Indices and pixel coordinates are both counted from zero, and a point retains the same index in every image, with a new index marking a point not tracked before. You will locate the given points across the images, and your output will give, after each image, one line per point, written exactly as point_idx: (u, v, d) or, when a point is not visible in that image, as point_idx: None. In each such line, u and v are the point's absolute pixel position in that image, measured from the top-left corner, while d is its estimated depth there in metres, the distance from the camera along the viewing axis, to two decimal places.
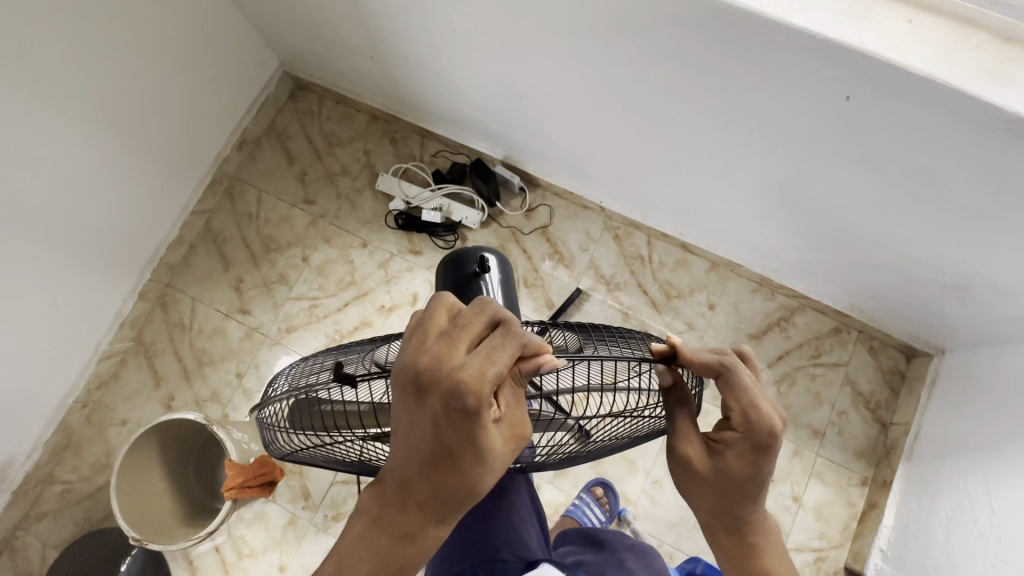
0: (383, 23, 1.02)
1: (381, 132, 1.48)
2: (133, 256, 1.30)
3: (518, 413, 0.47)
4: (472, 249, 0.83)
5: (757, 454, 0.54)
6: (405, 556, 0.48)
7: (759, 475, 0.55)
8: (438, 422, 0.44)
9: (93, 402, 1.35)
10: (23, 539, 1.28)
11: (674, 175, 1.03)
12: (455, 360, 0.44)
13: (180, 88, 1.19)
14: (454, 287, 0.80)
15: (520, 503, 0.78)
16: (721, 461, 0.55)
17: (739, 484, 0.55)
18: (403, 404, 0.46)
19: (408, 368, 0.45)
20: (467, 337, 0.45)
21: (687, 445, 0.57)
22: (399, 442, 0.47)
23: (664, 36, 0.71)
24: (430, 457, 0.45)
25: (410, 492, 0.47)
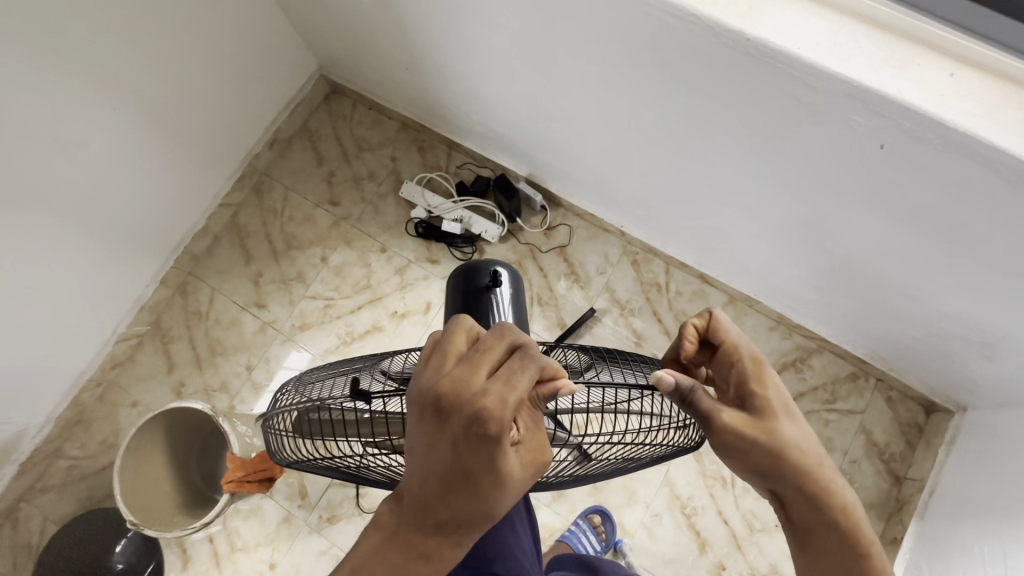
0: (421, 36, 1.04)
1: (410, 140, 1.50)
2: (159, 242, 1.33)
3: (537, 436, 0.47)
4: (483, 262, 0.84)
5: (770, 371, 0.54)
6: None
7: (783, 394, 0.54)
8: (459, 447, 0.43)
9: (106, 381, 1.37)
10: (26, 510, 1.30)
11: (698, 206, 1.03)
12: (475, 385, 0.43)
13: (220, 83, 1.23)
14: (464, 298, 0.80)
15: (517, 515, 0.75)
16: (755, 398, 0.53)
17: (777, 407, 0.53)
18: (421, 428, 0.45)
19: (428, 392, 0.44)
20: (487, 360, 0.45)
21: (720, 410, 0.52)
22: (414, 464, 0.46)
23: (697, 71, 0.71)
24: (448, 482, 0.44)
25: (426, 516, 0.46)
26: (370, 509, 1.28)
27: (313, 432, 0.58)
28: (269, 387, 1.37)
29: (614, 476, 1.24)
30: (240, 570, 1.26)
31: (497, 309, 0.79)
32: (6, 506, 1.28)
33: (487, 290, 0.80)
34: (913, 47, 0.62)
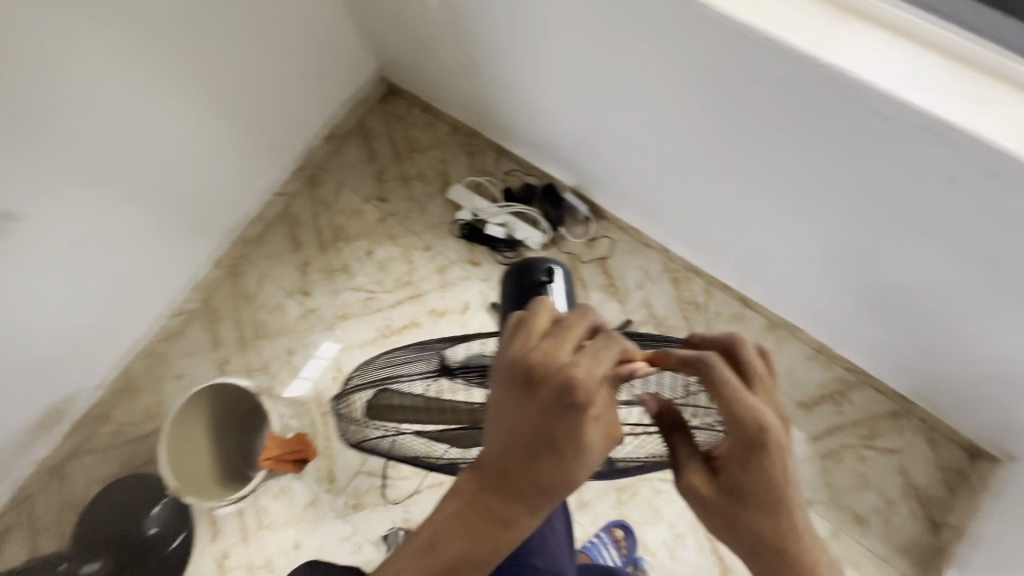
0: (484, 45, 1.07)
1: (460, 143, 1.53)
2: (217, 224, 1.39)
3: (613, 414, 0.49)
4: (539, 260, 0.85)
5: (757, 449, 0.48)
6: (500, 540, 0.48)
7: (767, 475, 0.48)
8: (546, 414, 0.45)
9: (156, 352, 1.42)
10: (71, 469, 1.37)
11: (748, 228, 1.02)
12: (562, 359, 0.46)
13: (287, 78, 1.29)
14: (519, 293, 0.82)
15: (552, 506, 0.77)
16: (728, 475, 0.50)
17: (750, 490, 0.49)
18: (509, 396, 0.47)
19: (518, 362, 0.46)
20: (574, 338, 0.47)
21: (688, 471, 0.52)
22: (496, 432, 0.48)
23: (763, 94, 0.72)
24: (531, 450, 0.46)
25: (506, 482, 0.47)
26: (394, 501, 1.31)
27: (386, 410, 0.67)
28: (306, 372, 1.42)
29: (638, 492, 1.23)
30: (265, 547, 1.29)
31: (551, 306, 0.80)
32: (54, 463, 1.35)
33: (541, 287, 0.81)
34: (991, 83, 0.62)
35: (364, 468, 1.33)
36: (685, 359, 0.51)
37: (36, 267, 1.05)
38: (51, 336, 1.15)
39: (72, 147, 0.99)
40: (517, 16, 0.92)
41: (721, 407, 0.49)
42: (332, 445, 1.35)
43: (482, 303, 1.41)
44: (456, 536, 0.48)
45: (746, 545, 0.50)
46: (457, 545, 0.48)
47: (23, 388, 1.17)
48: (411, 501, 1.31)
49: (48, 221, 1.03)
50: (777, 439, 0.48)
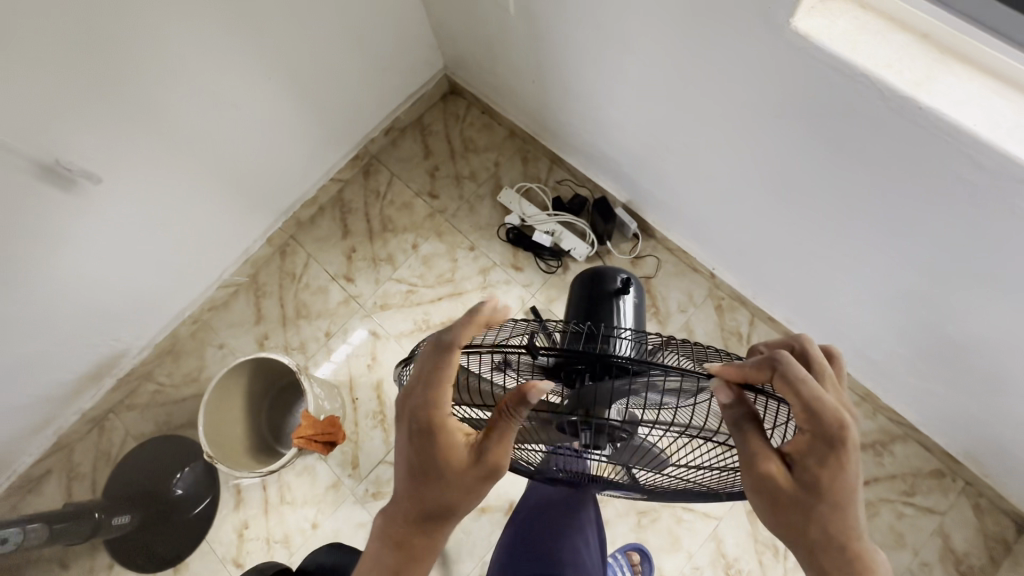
0: (557, 54, 1.07)
1: (515, 148, 1.54)
2: (273, 204, 1.42)
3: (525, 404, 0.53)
4: (611, 269, 0.86)
5: (838, 448, 0.46)
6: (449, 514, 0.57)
7: (844, 473, 0.47)
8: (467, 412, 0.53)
9: (201, 320, 1.47)
10: (113, 422, 1.43)
11: (807, 263, 1.00)
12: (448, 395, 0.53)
13: (357, 68, 1.32)
14: (588, 300, 0.83)
15: (586, 511, 0.86)
16: (805, 471, 0.48)
17: (826, 487, 0.47)
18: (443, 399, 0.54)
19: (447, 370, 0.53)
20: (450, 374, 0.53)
21: (767, 465, 0.47)
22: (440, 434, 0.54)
23: (845, 130, 0.70)
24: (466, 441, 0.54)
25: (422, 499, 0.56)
26: None
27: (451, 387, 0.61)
28: (341, 357, 1.44)
29: (660, 518, 1.21)
30: (285, 522, 1.32)
31: (619, 315, 0.81)
32: (97, 415, 1.41)
33: (612, 295, 0.82)
34: None
35: (387, 457, 1.35)
36: (762, 360, 0.48)
37: (106, 227, 1.10)
38: (110, 294, 1.21)
39: (152, 115, 1.03)
40: (596, 29, 0.92)
41: (806, 407, 0.46)
42: (359, 431, 1.37)
43: (521, 308, 1.41)
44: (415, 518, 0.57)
45: (810, 542, 0.48)
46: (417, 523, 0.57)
47: (80, 341, 1.23)
48: None
49: (122, 184, 1.07)
50: (855, 437, 0.47)
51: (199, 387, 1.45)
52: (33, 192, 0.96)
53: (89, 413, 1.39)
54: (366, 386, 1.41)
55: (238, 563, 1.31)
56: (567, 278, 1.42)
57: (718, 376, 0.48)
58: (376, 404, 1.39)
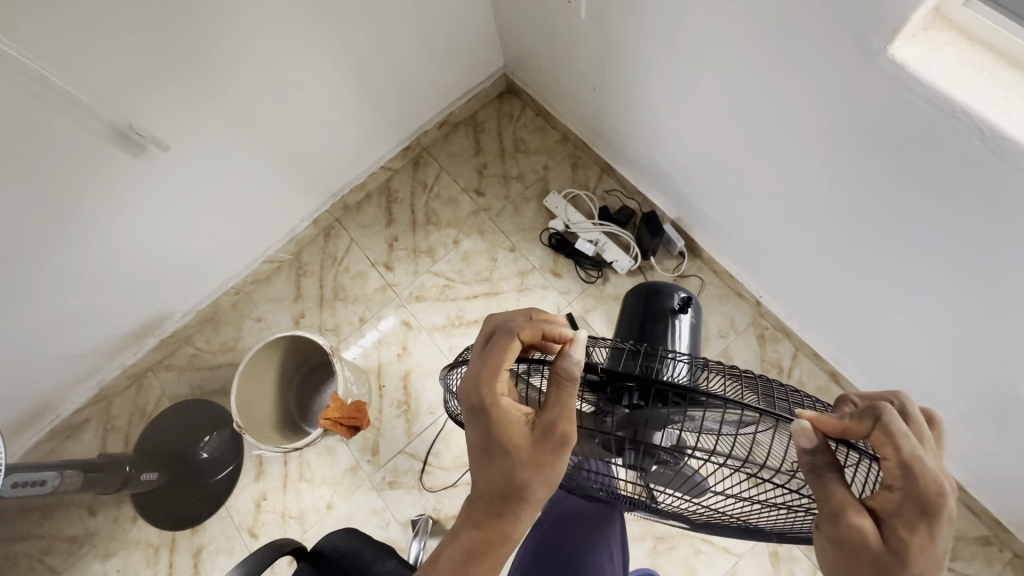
0: (623, 63, 1.05)
1: (566, 153, 1.53)
2: (323, 186, 1.44)
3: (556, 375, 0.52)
4: (669, 286, 0.85)
5: (932, 516, 0.44)
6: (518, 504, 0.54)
7: (933, 544, 0.44)
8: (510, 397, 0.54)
9: (243, 292, 1.51)
10: (151, 380, 1.48)
11: (867, 303, 0.95)
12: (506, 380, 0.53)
13: (419, 60, 1.32)
14: (644, 316, 0.82)
15: (613, 529, 0.84)
16: (892, 536, 0.44)
17: (912, 556, 0.44)
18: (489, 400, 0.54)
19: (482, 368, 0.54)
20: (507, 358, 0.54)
21: (855, 520, 0.44)
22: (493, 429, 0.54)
23: (935, 169, 0.65)
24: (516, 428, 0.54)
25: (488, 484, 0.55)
26: (430, 488, 1.32)
27: None
28: (371, 343, 1.46)
29: (676, 546, 1.17)
30: (301, 499, 1.34)
31: (675, 335, 0.80)
32: (137, 371, 1.46)
33: (670, 314, 0.82)
34: None
35: (408, 448, 1.35)
36: (861, 411, 0.46)
37: (169, 193, 1.14)
38: (163, 258, 1.25)
39: (223, 91, 1.06)
40: (670, 41, 0.89)
41: (906, 466, 0.44)
42: (382, 418, 1.38)
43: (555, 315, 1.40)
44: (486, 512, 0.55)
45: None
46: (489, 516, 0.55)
47: (131, 300, 1.28)
48: (447, 493, 1.31)
49: (187, 153, 1.11)
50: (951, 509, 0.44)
51: (234, 356, 1.49)
52: (106, 153, 1.00)
53: (129, 369, 1.44)
54: (394, 374, 1.41)
55: (254, 533, 1.34)
56: (606, 290, 1.40)
57: (806, 419, 0.46)
58: (402, 394, 1.40)
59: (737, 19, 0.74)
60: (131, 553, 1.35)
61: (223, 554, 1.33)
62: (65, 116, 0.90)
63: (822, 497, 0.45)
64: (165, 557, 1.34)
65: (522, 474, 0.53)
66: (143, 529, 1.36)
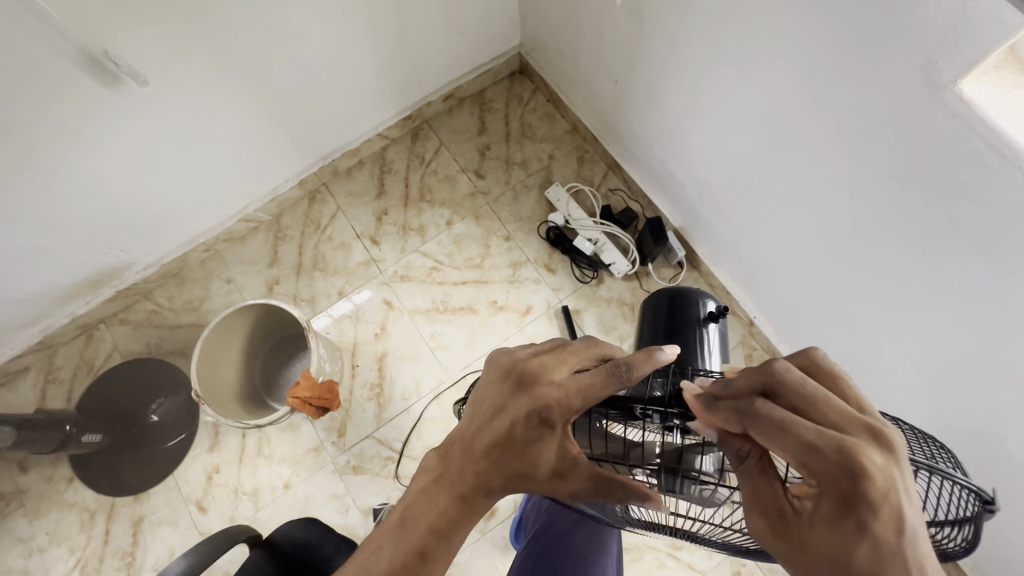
0: (652, 58, 1.00)
1: (573, 145, 1.47)
2: (313, 146, 1.34)
3: (598, 388, 0.44)
4: (692, 298, 0.81)
5: (859, 498, 0.36)
6: (488, 479, 0.46)
7: (905, 540, 0.36)
8: (558, 383, 0.45)
9: (214, 250, 1.41)
10: (102, 333, 1.37)
11: (866, 338, 0.93)
12: (555, 375, 0.46)
13: (432, 25, 1.23)
14: (667, 325, 0.79)
15: (610, 551, 0.83)
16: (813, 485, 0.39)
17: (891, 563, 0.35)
18: (546, 371, 0.47)
19: (571, 357, 0.48)
20: (567, 354, 0.48)
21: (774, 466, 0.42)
22: (518, 398, 0.46)
23: (979, 214, 0.63)
24: (533, 411, 0.45)
25: (475, 467, 0.47)
26: (395, 476, 1.27)
27: None
28: (348, 319, 1.38)
29: (641, 558, 1.16)
30: (257, 476, 1.27)
31: (703, 345, 0.76)
32: (87, 322, 1.35)
33: (696, 323, 0.78)
34: None
35: (376, 434, 1.29)
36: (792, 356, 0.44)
37: (142, 132, 1.03)
38: (129, 203, 1.14)
39: (213, 30, 0.96)
40: (712, 45, 0.84)
41: (756, 417, 0.39)
42: (352, 399, 1.31)
43: (545, 312, 1.35)
44: (455, 475, 0.47)
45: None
46: (455, 480, 0.47)
47: (86, 246, 1.16)
48: None
49: (169, 91, 1.00)
50: (880, 472, 0.36)
51: (198, 317, 1.38)
52: (74, 79, 0.88)
53: (79, 319, 1.32)
54: (369, 355, 1.35)
55: (201, 506, 1.26)
56: (599, 291, 1.36)
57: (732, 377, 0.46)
58: (376, 376, 1.33)
59: (789, 28, 0.70)
60: (63, 516, 1.26)
61: (166, 525, 1.25)
62: (27, 30, 0.79)
63: (751, 498, 0.41)
64: (101, 524, 1.25)
65: (512, 451, 0.46)
66: (79, 492, 1.27)
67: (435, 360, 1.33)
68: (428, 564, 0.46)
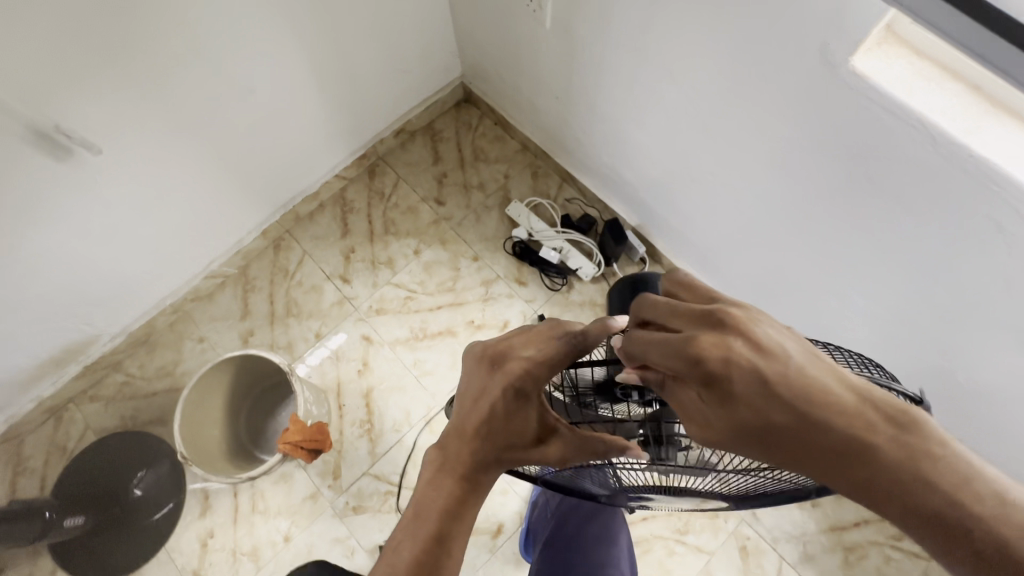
0: (586, 70, 1.07)
1: (525, 162, 1.53)
2: (272, 196, 1.36)
3: (560, 360, 0.47)
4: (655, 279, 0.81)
5: (721, 379, 0.37)
6: (484, 455, 0.49)
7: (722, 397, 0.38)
8: (527, 362, 0.48)
9: (182, 311, 1.39)
10: (73, 415, 1.32)
11: (821, 302, 1.00)
12: (524, 352, 0.48)
13: (373, 66, 1.28)
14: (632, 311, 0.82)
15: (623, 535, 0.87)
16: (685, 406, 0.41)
17: (781, 425, 0.37)
18: (513, 352, 0.49)
19: (531, 334, 0.49)
20: (534, 332, 0.49)
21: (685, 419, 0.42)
22: (494, 384, 0.48)
23: (892, 173, 0.70)
24: (510, 392, 0.48)
25: (472, 447, 0.49)
26: (397, 509, 1.26)
27: None
28: (330, 360, 1.38)
29: (651, 550, 1.18)
30: (254, 534, 1.24)
31: None
32: (56, 404, 1.30)
33: None
34: None
35: (372, 470, 1.28)
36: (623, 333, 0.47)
37: (96, 202, 1.03)
38: (89, 274, 1.12)
39: (159, 93, 0.97)
40: (638, 53, 0.92)
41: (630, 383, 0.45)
42: (344, 439, 1.30)
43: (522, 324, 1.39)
44: (453, 460, 0.49)
45: (861, 497, 0.35)
46: (455, 464, 0.49)
47: (47, 324, 1.13)
48: None
49: (122, 158, 1.01)
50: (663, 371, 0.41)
51: (173, 381, 1.35)
52: (23, 157, 0.88)
53: (47, 402, 1.28)
54: (354, 392, 1.34)
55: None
56: (571, 297, 1.40)
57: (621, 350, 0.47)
58: (365, 413, 1.33)
59: (700, 28, 0.78)
60: None
61: None
62: None
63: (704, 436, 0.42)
64: None
65: (501, 427, 0.48)
66: None
67: (421, 387, 1.34)
68: (447, 547, 0.47)
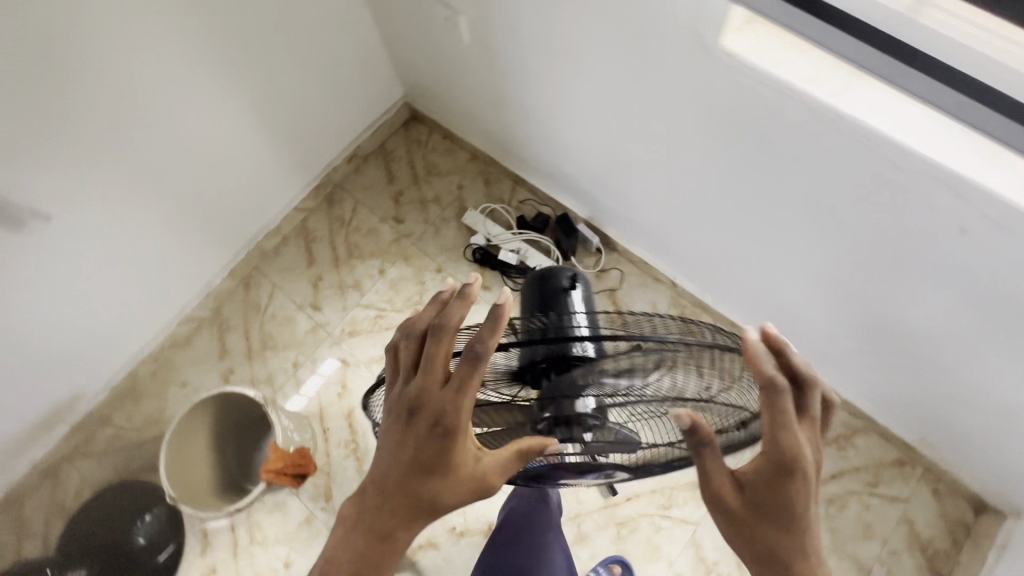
0: (509, 77, 1.11)
1: (477, 171, 1.57)
2: (233, 236, 1.40)
3: (470, 382, 0.52)
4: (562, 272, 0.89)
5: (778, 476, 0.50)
6: (402, 503, 0.54)
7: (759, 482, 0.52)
8: (439, 397, 0.53)
9: (162, 359, 1.42)
10: (66, 474, 1.35)
11: (760, 267, 1.04)
12: (436, 390, 0.53)
13: (314, 99, 1.33)
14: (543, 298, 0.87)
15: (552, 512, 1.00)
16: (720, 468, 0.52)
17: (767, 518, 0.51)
18: (426, 393, 0.54)
19: (434, 365, 0.54)
20: (436, 362, 0.54)
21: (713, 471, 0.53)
22: (417, 428, 0.54)
23: (784, 139, 0.75)
24: (433, 430, 0.53)
25: (390, 500, 0.54)
26: None
27: None
28: (311, 387, 1.42)
29: (639, 528, 1.21)
30: (255, 564, 1.27)
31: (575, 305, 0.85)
32: (49, 465, 1.34)
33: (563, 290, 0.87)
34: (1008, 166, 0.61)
35: None
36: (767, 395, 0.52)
37: (57, 265, 1.07)
38: (62, 335, 1.16)
39: (104, 154, 1.02)
40: (549, 57, 0.96)
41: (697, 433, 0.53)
42: (331, 461, 1.34)
43: None
44: (374, 515, 0.54)
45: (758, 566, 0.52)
46: (374, 517, 0.55)
47: (27, 388, 1.17)
48: None
49: (77, 220, 1.05)
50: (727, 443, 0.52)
51: (161, 428, 1.39)
52: None
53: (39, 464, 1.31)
54: (337, 415, 1.38)
55: None
56: None
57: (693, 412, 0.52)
58: (349, 433, 1.36)
59: (594, 28, 0.82)
60: None
61: None
62: None
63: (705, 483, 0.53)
64: None
65: (422, 470, 0.54)
66: None
67: None
68: None
